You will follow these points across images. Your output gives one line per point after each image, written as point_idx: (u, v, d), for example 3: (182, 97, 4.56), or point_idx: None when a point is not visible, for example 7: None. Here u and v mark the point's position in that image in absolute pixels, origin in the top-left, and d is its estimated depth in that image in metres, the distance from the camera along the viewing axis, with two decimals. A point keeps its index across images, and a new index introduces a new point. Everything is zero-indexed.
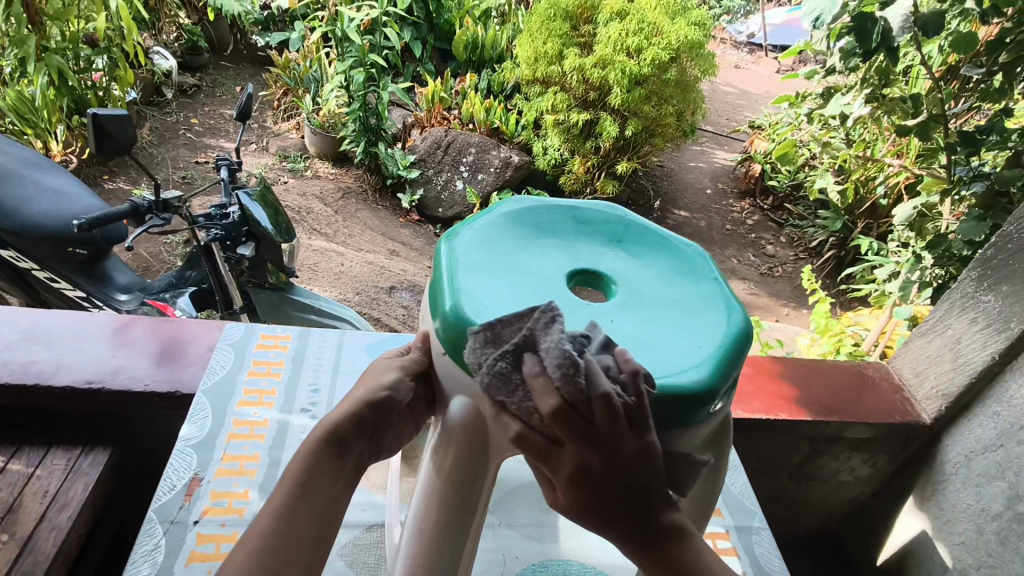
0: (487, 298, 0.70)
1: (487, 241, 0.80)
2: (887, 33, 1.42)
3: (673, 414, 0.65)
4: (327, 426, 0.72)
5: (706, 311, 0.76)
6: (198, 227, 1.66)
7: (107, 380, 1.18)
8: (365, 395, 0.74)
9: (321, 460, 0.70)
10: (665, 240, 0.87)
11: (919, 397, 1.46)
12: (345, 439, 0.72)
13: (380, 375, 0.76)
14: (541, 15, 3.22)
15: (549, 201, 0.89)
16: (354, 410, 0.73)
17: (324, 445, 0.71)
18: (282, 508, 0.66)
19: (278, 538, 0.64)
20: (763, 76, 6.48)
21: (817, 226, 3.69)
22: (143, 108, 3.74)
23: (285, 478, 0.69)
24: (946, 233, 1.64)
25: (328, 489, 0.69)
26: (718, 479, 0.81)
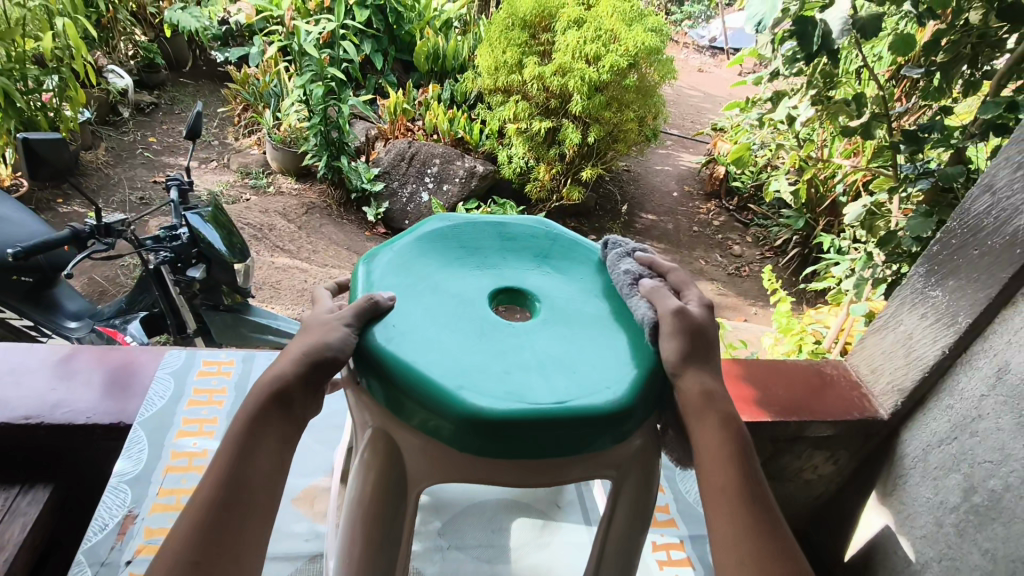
0: (402, 324, 0.73)
1: (407, 264, 0.84)
2: (829, 36, 1.44)
3: (593, 434, 0.67)
4: (270, 381, 0.68)
5: (630, 327, 0.80)
6: (146, 250, 1.61)
7: (45, 415, 1.12)
8: (312, 348, 0.70)
9: (263, 416, 0.67)
10: (592, 254, 0.92)
11: (876, 393, 1.48)
12: (291, 393, 0.69)
13: (326, 334, 0.72)
14: (499, 25, 3.24)
15: (476, 219, 0.93)
16: (300, 368, 0.69)
17: (268, 399, 0.68)
18: (229, 467, 0.64)
19: (225, 501, 0.62)
20: (722, 79, 6.60)
21: (781, 225, 3.75)
22: (98, 128, 3.65)
23: (227, 438, 0.66)
24: (895, 230, 1.68)
25: (273, 447, 0.66)
26: (653, 487, 0.78)
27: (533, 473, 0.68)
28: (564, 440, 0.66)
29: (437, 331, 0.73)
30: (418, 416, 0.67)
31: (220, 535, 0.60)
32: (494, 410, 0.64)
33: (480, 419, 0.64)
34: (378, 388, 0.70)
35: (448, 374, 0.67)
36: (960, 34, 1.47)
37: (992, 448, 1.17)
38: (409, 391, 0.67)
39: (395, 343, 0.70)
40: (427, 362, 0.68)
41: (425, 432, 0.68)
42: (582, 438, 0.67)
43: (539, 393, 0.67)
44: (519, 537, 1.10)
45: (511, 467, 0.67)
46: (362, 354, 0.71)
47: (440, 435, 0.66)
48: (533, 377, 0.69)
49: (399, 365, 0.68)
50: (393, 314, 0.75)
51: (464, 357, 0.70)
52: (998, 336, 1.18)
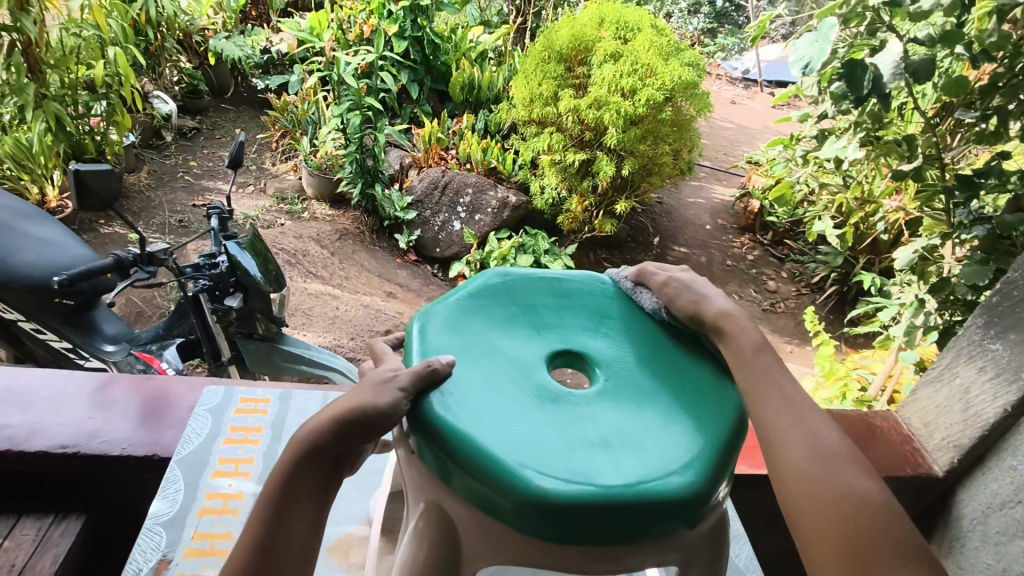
0: (460, 393, 0.70)
1: (460, 325, 0.81)
2: (880, 80, 1.40)
3: (660, 522, 0.63)
4: (305, 439, 0.67)
5: (696, 401, 0.77)
6: (185, 278, 1.63)
7: (82, 444, 1.14)
8: (351, 406, 0.67)
9: (296, 473, 0.65)
10: (648, 316, 0.89)
11: (930, 448, 1.40)
12: (326, 450, 0.66)
13: (376, 396, 0.68)
14: (536, 57, 3.27)
15: (531, 273, 0.91)
16: (334, 426, 0.66)
17: (303, 459, 0.66)
18: (262, 530, 0.63)
19: (258, 568, 0.61)
20: (757, 111, 6.58)
21: (818, 262, 3.68)
22: (142, 152, 3.76)
23: (263, 493, 0.65)
24: (950, 277, 1.61)
25: (307, 510, 0.64)
26: (719, 566, 0.75)
27: (593, 560, 0.63)
28: (630, 526, 0.62)
29: (495, 402, 0.70)
30: (474, 492, 0.63)
31: None
32: (562, 494, 0.60)
33: (544, 500, 0.60)
34: (432, 458, 0.67)
35: (510, 451, 0.64)
36: (1015, 79, 1.43)
37: None
38: (466, 464, 0.63)
39: (454, 414, 0.67)
40: (487, 436, 0.65)
41: (478, 507, 0.64)
42: (648, 524, 0.63)
43: (604, 474, 0.63)
44: None
45: (571, 554, 0.63)
46: (418, 423, 0.68)
47: (496, 513, 0.63)
48: (595, 455, 0.66)
49: (455, 438, 0.65)
50: (451, 380, 0.72)
51: (524, 433, 0.67)
52: None
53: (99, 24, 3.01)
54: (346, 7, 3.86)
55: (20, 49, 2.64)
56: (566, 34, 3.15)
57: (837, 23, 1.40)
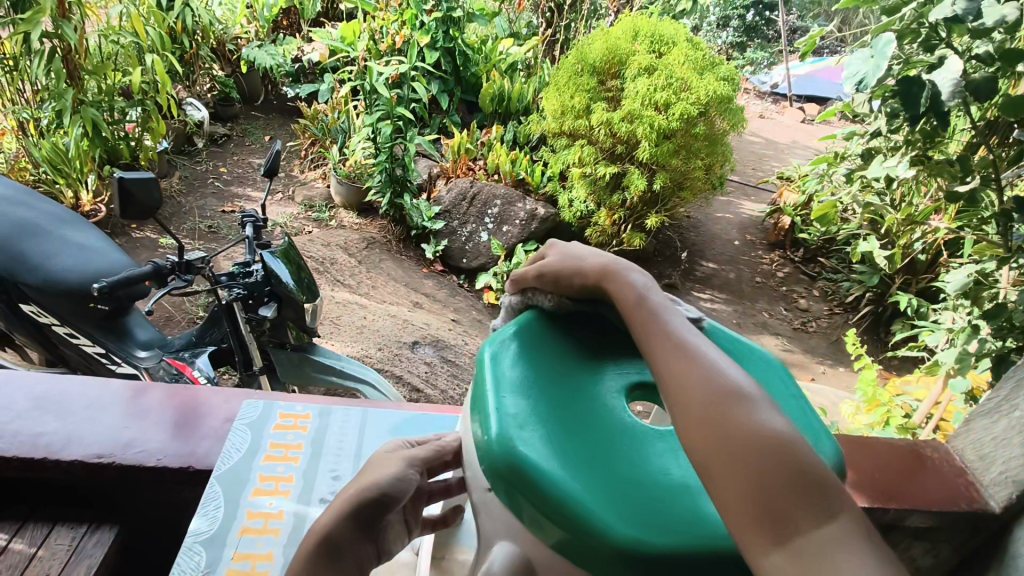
0: (536, 427, 0.59)
1: (530, 347, 0.71)
2: (939, 98, 1.36)
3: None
4: (319, 532, 0.63)
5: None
6: (221, 286, 1.62)
7: (116, 454, 1.12)
8: (358, 488, 0.65)
9: (312, 573, 0.61)
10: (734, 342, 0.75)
11: (985, 482, 1.30)
12: (345, 543, 0.63)
13: (381, 469, 0.67)
14: (569, 70, 3.26)
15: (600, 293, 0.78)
16: (350, 514, 0.63)
17: (317, 555, 0.62)
18: None
19: None
20: (786, 126, 6.53)
21: (852, 281, 3.60)
22: (174, 158, 3.80)
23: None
24: (1007, 302, 1.55)
25: None
26: None
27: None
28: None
29: (570, 438, 0.61)
30: (557, 535, 0.54)
31: None
32: (653, 542, 0.53)
33: (639, 548, 0.53)
34: (505, 497, 0.56)
35: (598, 497, 0.56)
36: None
37: None
38: (551, 506, 0.54)
39: (530, 438, 0.58)
40: (572, 478, 0.56)
41: (562, 552, 0.54)
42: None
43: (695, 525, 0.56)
44: None
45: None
46: (490, 455, 0.57)
47: (583, 561, 0.53)
48: (683, 506, 0.58)
49: (541, 480, 0.55)
50: (523, 410, 0.61)
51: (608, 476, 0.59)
52: None
53: (137, 32, 3.05)
54: (378, 18, 3.89)
55: (60, 56, 2.68)
56: (600, 47, 3.14)
57: (894, 40, 1.35)
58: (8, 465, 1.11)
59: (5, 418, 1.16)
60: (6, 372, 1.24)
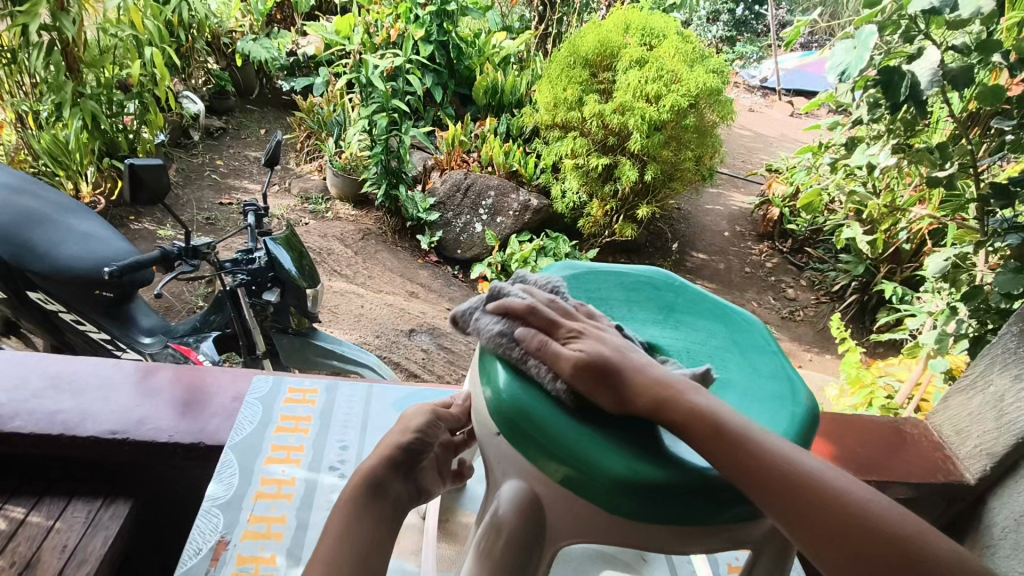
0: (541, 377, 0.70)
1: None
2: (917, 86, 1.42)
3: (736, 505, 0.66)
4: (364, 474, 0.74)
5: (770, 393, 0.76)
6: (225, 272, 1.67)
7: (131, 431, 1.17)
8: (396, 444, 0.77)
9: (359, 505, 0.71)
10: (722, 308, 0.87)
11: (961, 456, 1.35)
12: (385, 482, 0.74)
13: (406, 426, 0.80)
14: (561, 62, 3.31)
15: (599, 267, 0.90)
16: (390, 457, 0.76)
17: (361, 488, 0.73)
18: (331, 549, 0.67)
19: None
20: (777, 120, 6.62)
21: (838, 270, 3.69)
22: (171, 150, 3.82)
23: (329, 526, 0.69)
24: (982, 284, 1.61)
25: (370, 527, 0.70)
26: (789, 558, 0.75)
27: (674, 539, 0.65)
28: (701, 505, 0.64)
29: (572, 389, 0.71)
30: (562, 469, 0.64)
31: None
32: (636, 472, 0.63)
33: (631, 479, 0.63)
34: (514, 437, 0.66)
35: (596, 438, 0.66)
36: None
37: None
38: (552, 443, 0.64)
39: (534, 400, 0.67)
40: (573, 422, 0.66)
41: (566, 485, 0.64)
42: (717, 506, 0.65)
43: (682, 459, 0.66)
44: None
45: (655, 531, 0.64)
46: (501, 401, 0.68)
47: (585, 492, 0.64)
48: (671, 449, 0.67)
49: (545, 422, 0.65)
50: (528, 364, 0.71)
51: (607, 420, 0.68)
52: None
53: (135, 24, 3.07)
54: (373, 12, 3.92)
55: (60, 49, 2.69)
56: (592, 39, 3.18)
57: (875, 31, 1.41)
58: (26, 441, 1.15)
59: (22, 396, 1.20)
60: (20, 353, 1.28)
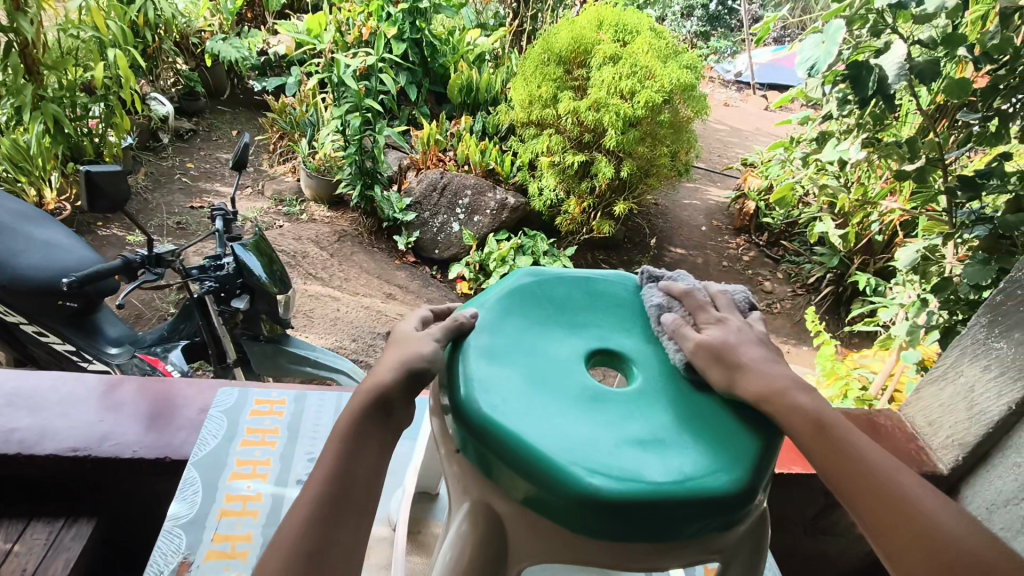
0: (502, 391, 0.69)
1: (496, 327, 0.79)
2: (884, 81, 1.42)
3: (707, 519, 0.64)
4: (375, 388, 0.71)
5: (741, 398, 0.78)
6: (192, 280, 1.61)
7: (92, 448, 1.13)
8: (406, 357, 0.73)
9: (365, 420, 0.70)
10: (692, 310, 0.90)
11: (934, 446, 1.36)
12: (394, 401, 0.71)
13: (420, 347, 0.74)
14: (535, 60, 3.29)
15: (564, 273, 0.89)
16: (401, 378, 0.71)
17: (371, 405, 0.70)
18: (336, 466, 0.67)
19: (333, 498, 0.66)
20: (751, 114, 6.68)
21: (813, 262, 3.73)
22: (139, 154, 3.73)
23: (333, 439, 0.70)
24: (951, 275, 1.62)
25: (375, 449, 0.69)
26: (760, 566, 0.74)
27: (643, 554, 0.63)
28: (669, 520, 0.62)
29: (539, 401, 0.69)
30: (523, 489, 0.63)
31: (327, 526, 0.64)
32: (607, 489, 0.61)
33: (598, 497, 0.60)
34: (476, 455, 0.66)
35: (560, 450, 0.63)
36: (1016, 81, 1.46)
37: None
38: (511, 461, 0.63)
39: (499, 411, 0.66)
40: (536, 435, 0.64)
41: (528, 504, 0.64)
42: (685, 520, 0.63)
43: (652, 469, 0.64)
44: None
45: (623, 548, 0.63)
46: (461, 417, 0.67)
47: (546, 511, 0.62)
48: (640, 457, 0.65)
49: (506, 435, 0.64)
50: (487, 378, 0.71)
51: (574, 431, 0.67)
52: None
53: (97, 25, 2.99)
54: (344, 10, 3.86)
55: (17, 51, 2.60)
56: (565, 36, 3.16)
57: (843, 25, 1.41)
58: None
59: None
60: None
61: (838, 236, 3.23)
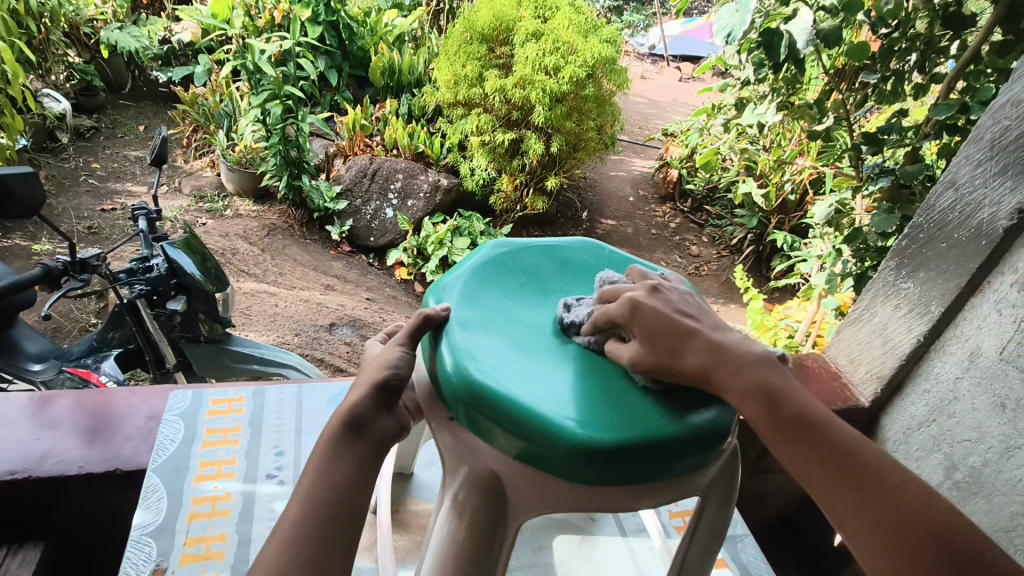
0: (490, 356, 0.71)
1: (471, 297, 0.81)
2: (794, 46, 1.52)
3: (691, 456, 0.69)
4: (345, 410, 0.68)
5: None
6: (120, 284, 1.54)
7: (32, 468, 1.03)
8: (375, 380, 0.71)
9: (336, 444, 0.66)
10: (645, 267, 0.95)
11: (856, 381, 1.48)
12: (367, 422, 0.69)
13: (385, 357, 0.74)
14: (457, 39, 3.26)
15: (528, 243, 0.93)
16: (371, 392, 0.70)
17: (341, 429, 0.67)
18: (311, 489, 0.63)
19: (312, 524, 0.61)
20: (666, 85, 6.90)
21: (735, 225, 3.94)
22: (36, 157, 3.46)
23: (305, 466, 0.65)
24: (861, 226, 1.76)
25: (351, 472, 0.65)
26: (732, 504, 0.81)
27: (633, 496, 0.68)
28: (656, 461, 0.67)
29: (524, 362, 0.72)
30: (518, 446, 0.67)
31: (302, 557, 0.59)
32: (600, 437, 0.64)
33: (592, 446, 0.64)
34: (468, 419, 0.69)
35: (552, 406, 0.67)
36: (908, 42, 1.59)
37: (971, 426, 1.19)
38: (504, 422, 0.67)
39: (491, 376, 0.69)
40: (528, 396, 0.67)
41: (523, 460, 0.68)
42: (670, 460, 0.68)
43: (640, 417, 0.68)
44: (561, 553, 1.17)
45: (615, 492, 0.67)
46: (453, 386, 0.70)
47: (543, 463, 0.66)
48: (626, 403, 0.69)
49: (500, 399, 0.66)
50: (473, 344, 0.72)
51: (561, 387, 0.70)
52: (969, 323, 1.21)
53: None
54: None
55: None
56: (486, 14, 3.15)
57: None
58: None
59: None
60: None
61: (757, 197, 3.43)
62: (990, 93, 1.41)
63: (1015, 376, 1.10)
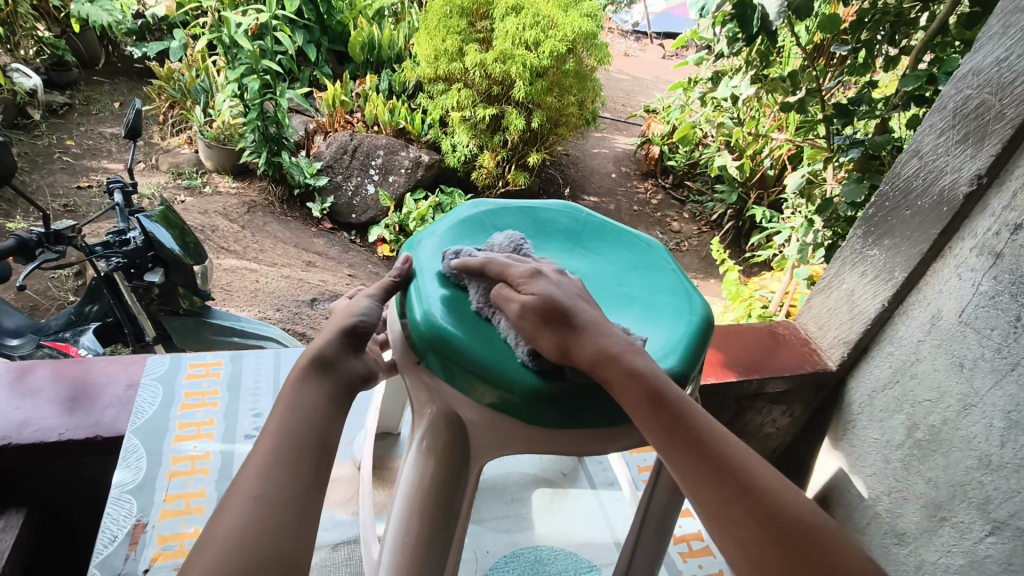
0: (457, 306, 0.75)
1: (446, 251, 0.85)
2: (767, 18, 1.54)
3: None
4: (314, 352, 0.74)
5: (668, 306, 0.86)
6: (97, 258, 1.52)
7: (11, 436, 0.98)
8: (344, 325, 0.78)
9: (305, 381, 0.71)
10: (619, 232, 0.97)
11: (824, 347, 1.52)
12: (335, 362, 0.74)
13: (353, 307, 0.80)
14: (437, 12, 3.21)
15: (506, 204, 0.96)
16: (338, 338, 0.76)
17: (309, 366, 0.72)
18: (283, 418, 0.67)
19: (285, 447, 0.64)
20: (648, 62, 6.89)
21: (716, 201, 3.99)
22: (7, 134, 3.39)
23: (277, 400, 0.69)
24: (832, 196, 1.79)
25: (321, 404, 0.69)
26: None
27: (591, 440, 0.73)
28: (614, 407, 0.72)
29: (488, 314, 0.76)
30: (485, 391, 0.71)
31: (278, 472, 0.62)
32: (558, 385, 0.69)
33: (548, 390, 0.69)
34: (439, 365, 0.73)
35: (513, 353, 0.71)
36: (878, 14, 1.60)
37: (931, 387, 1.23)
38: (470, 368, 0.71)
39: (457, 325, 0.73)
40: (490, 344, 0.71)
41: (495, 407, 0.71)
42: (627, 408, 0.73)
43: None
44: (535, 509, 1.21)
45: (574, 436, 0.72)
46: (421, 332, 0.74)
47: (507, 407, 0.70)
48: None
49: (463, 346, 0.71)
50: (443, 294, 0.76)
51: None
52: (930, 288, 1.24)
53: None
54: None
55: None
56: None
57: None
58: None
59: None
60: None
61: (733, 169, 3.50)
62: (955, 63, 1.42)
63: (972, 337, 1.13)
